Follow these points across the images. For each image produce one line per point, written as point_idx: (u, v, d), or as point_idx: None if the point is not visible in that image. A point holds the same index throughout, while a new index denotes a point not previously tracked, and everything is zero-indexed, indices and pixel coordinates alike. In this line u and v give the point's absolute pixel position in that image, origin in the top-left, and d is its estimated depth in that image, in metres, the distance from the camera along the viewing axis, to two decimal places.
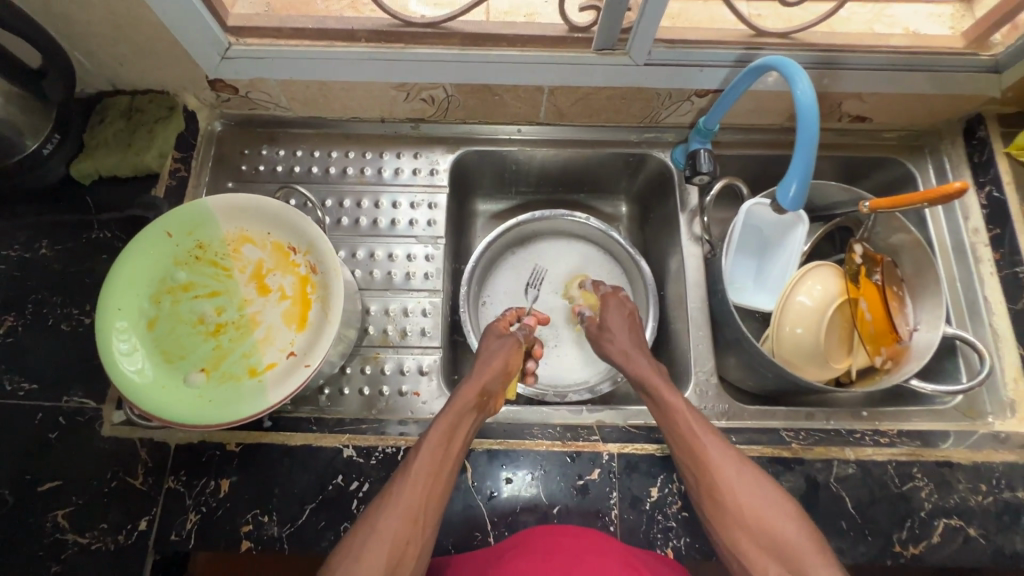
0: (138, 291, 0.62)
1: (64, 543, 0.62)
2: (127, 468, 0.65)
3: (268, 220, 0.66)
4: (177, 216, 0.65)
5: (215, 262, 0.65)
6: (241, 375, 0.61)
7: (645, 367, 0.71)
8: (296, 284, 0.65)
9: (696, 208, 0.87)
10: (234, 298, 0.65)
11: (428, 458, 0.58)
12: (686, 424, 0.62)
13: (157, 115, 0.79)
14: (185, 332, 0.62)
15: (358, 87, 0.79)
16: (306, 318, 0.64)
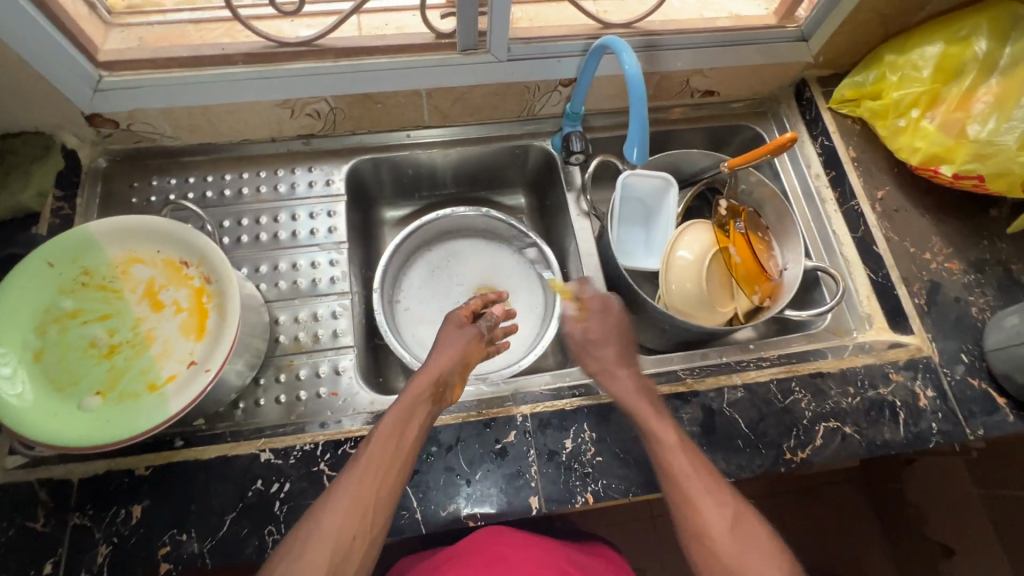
0: (20, 324, 0.61)
1: None
2: (25, 512, 0.62)
3: (157, 237, 0.67)
4: (58, 245, 0.64)
5: (103, 286, 0.65)
6: (140, 392, 0.61)
7: (630, 394, 0.70)
8: (190, 296, 0.66)
9: (581, 186, 0.94)
10: (128, 319, 0.65)
11: (382, 452, 0.60)
12: (676, 462, 0.62)
13: (31, 155, 0.78)
14: (75, 358, 0.62)
15: (242, 109, 0.82)
16: (205, 328, 0.65)
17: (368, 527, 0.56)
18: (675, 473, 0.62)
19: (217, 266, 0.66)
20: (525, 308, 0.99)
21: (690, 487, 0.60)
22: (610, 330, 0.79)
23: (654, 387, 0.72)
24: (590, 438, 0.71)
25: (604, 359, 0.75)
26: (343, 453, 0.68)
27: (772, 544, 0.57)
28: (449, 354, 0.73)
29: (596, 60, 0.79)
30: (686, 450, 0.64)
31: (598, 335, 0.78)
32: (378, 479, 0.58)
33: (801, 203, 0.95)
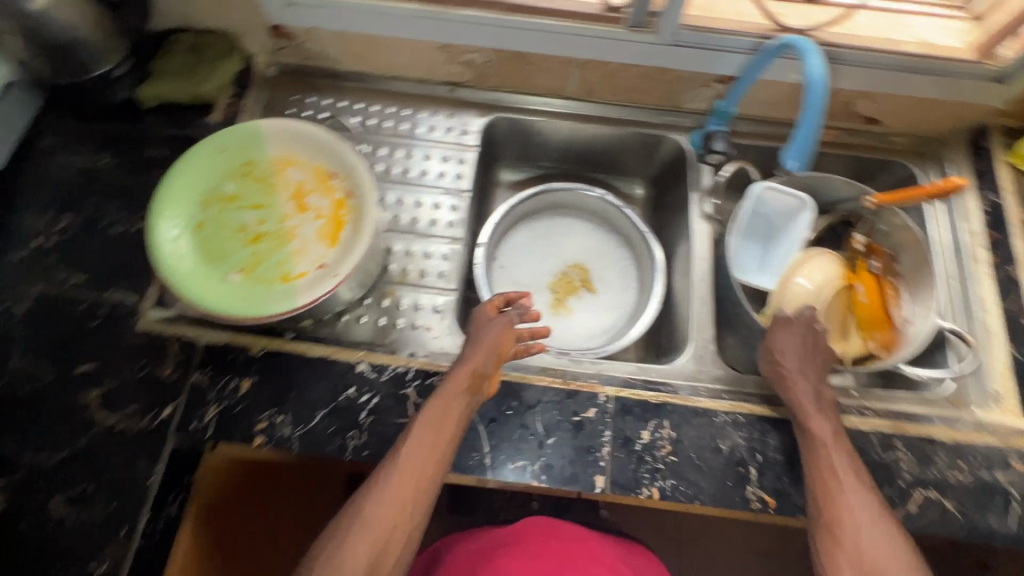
0: (191, 195, 0.69)
1: (92, 420, 0.67)
2: (157, 360, 0.70)
3: (315, 146, 0.72)
4: (232, 134, 0.71)
5: (261, 179, 0.71)
6: (274, 280, 0.67)
7: (802, 398, 0.69)
8: (331, 206, 0.71)
9: (708, 188, 0.91)
10: (275, 212, 0.71)
11: (421, 448, 0.61)
12: (833, 463, 0.65)
13: (220, 51, 0.86)
14: (227, 236, 0.68)
15: (406, 45, 0.86)
16: (339, 238, 0.69)
17: (407, 520, 0.59)
18: (825, 472, 0.64)
19: (362, 183, 0.70)
20: (615, 299, 0.99)
21: (837, 488, 0.63)
22: (810, 341, 0.73)
23: (833, 401, 0.70)
24: (668, 436, 0.70)
25: (791, 368, 0.71)
26: (431, 383, 0.71)
27: (909, 557, 0.58)
28: (488, 345, 0.68)
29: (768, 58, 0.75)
30: (844, 457, 0.65)
31: (791, 348, 0.72)
32: (418, 477, 0.60)
33: (950, 260, 0.85)
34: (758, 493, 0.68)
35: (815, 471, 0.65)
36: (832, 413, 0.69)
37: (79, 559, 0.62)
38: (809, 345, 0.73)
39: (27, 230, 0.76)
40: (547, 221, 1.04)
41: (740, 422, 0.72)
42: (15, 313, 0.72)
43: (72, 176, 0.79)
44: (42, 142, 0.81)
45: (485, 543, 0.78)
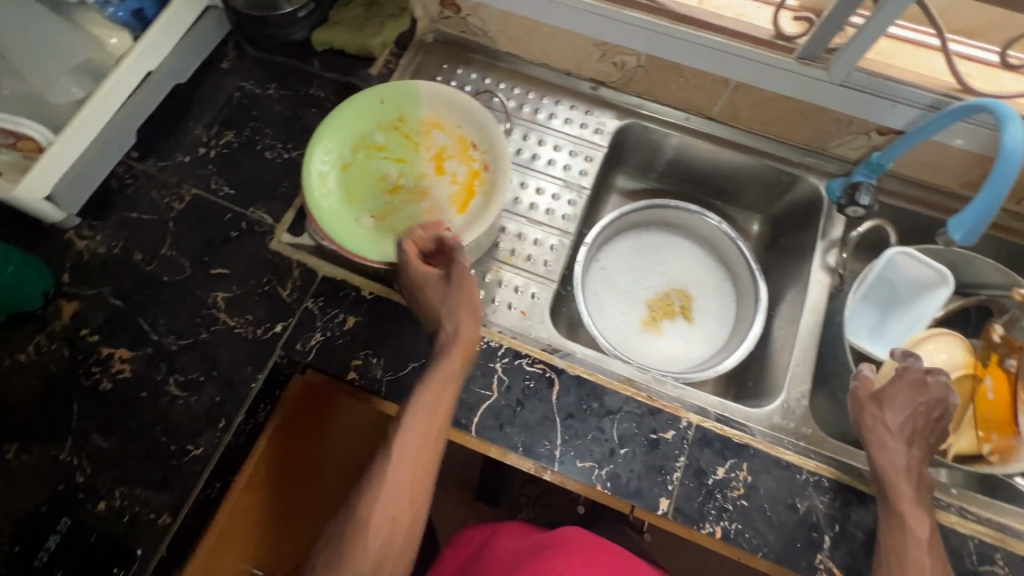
0: (346, 137, 0.74)
1: (216, 317, 0.74)
2: (279, 279, 0.76)
3: (464, 116, 0.75)
4: (394, 88, 0.75)
5: (409, 135, 0.75)
6: (402, 232, 0.71)
7: (894, 470, 0.65)
8: (467, 175, 0.74)
9: (837, 240, 0.87)
10: (415, 169, 0.74)
11: (416, 436, 0.63)
12: (919, 552, 0.61)
13: (390, 12, 0.91)
14: (369, 182, 0.73)
15: (564, 35, 0.87)
16: (468, 206, 0.72)
17: (406, 515, 0.62)
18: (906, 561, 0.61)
19: (501, 160, 0.73)
20: (706, 331, 0.97)
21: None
22: (929, 410, 0.67)
23: (931, 483, 0.66)
24: (743, 479, 0.68)
25: (895, 431, 0.66)
26: (518, 365, 0.72)
27: None
28: (446, 299, 0.67)
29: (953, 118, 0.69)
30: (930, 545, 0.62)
31: (902, 408, 0.67)
32: (417, 462, 0.63)
33: None
34: (827, 564, 0.65)
35: (894, 556, 0.62)
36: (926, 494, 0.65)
37: (179, 439, 0.69)
38: (922, 412, 0.67)
39: (194, 138, 0.84)
40: (654, 236, 1.03)
41: (824, 485, 0.68)
42: (171, 210, 0.80)
43: (240, 98, 0.86)
44: (222, 63, 0.89)
45: (531, 542, 0.83)
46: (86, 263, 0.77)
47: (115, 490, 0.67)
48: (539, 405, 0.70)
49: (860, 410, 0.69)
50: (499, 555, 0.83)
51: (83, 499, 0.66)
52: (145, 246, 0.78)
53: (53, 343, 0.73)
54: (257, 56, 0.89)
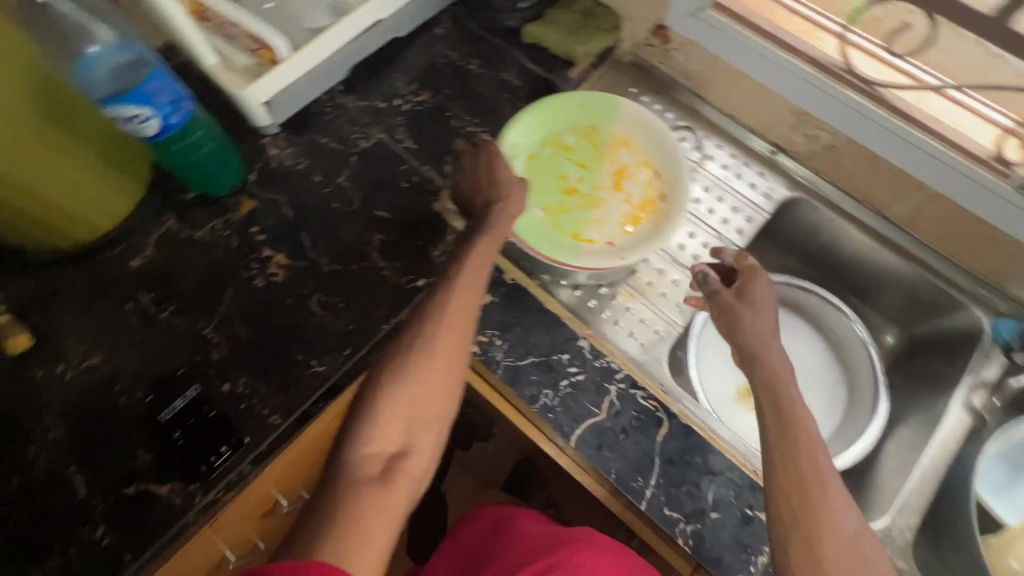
0: (541, 129, 0.80)
1: (368, 255, 0.78)
2: (433, 239, 0.79)
3: (653, 141, 0.80)
4: (598, 98, 0.80)
5: (596, 145, 0.81)
6: (567, 233, 0.76)
7: (787, 376, 0.66)
8: (641, 199, 0.78)
9: (987, 382, 0.81)
10: (593, 178, 0.80)
11: (458, 294, 0.61)
12: (815, 470, 0.59)
13: (602, 26, 0.93)
14: (550, 177, 0.80)
15: (766, 94, 0.86)
16: (633, 228, 0.78)
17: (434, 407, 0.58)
18: (789, 476, 0.58)
19: (679, 195, 0.77)
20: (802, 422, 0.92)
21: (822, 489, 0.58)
22: (766, 297, 0.74)
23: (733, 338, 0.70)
24: None
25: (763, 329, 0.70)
26: (632, 394, 0.71)
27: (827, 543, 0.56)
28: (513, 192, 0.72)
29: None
30: (812, 447, 0.60)
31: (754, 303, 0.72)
32: (461, 317, 0.60)
33: None
34: None
35: (776, 470, 0.59)
36: (774, 374, 0.65)
37: (307, 352, 0.73)
38: (769, 303, 0.73)
39: (393, 89, 0.90)
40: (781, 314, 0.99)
41: None
42: (356, 146, 0.86)
43: (443, 65, 0.91)
44: (436, 29, 0.94)
45: (548, 532, 0.80)
46: (272, 170, 0.84)
47: (240, 378, 0.72)
48: (642, 440, 0.70)
49: (735, 312, 0.72)
50: (518, 541, 0.80)
51: (212, 376, 0.72)
52: (325, 172, 0.84)
53: (227, 231, 0.80)
54: (468, 32, 0.94)
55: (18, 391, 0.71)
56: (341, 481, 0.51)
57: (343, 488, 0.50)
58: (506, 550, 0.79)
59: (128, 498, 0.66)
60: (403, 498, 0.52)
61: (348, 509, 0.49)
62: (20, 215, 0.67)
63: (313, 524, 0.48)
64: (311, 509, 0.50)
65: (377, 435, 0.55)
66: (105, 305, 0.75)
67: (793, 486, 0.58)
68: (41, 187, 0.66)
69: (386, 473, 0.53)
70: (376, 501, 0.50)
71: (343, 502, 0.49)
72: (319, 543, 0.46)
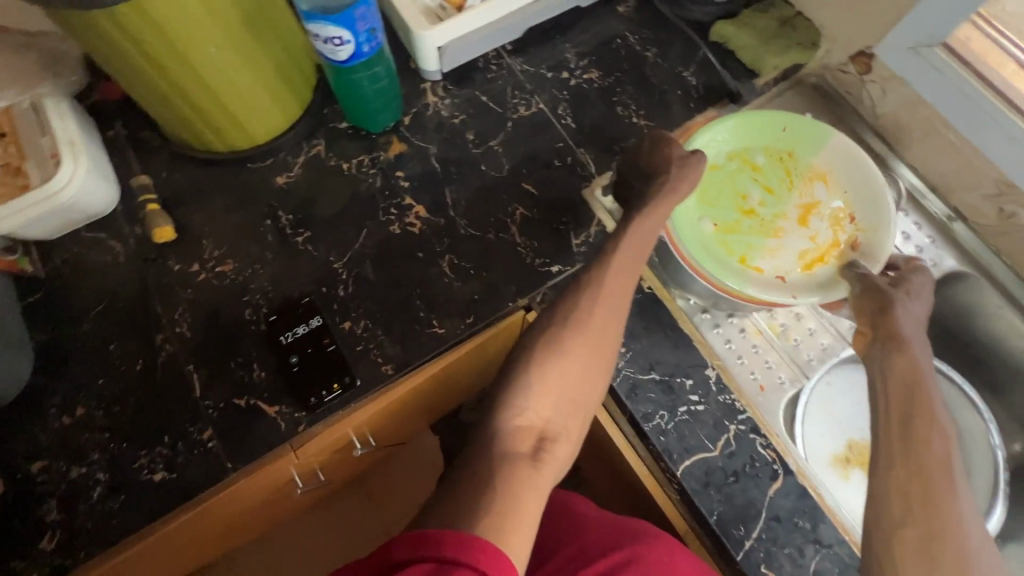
0: (734, 141, 0.79)
1: (506, 227, 0.76)
2: (576, 226, 0.76)
3: (856, 183, 0.77)
4: (807, 123, 0.78)
5: (789, 173, 0.79)
6: (737, 255, 0.76)
7: (922, 366, 0.63)
8: (827, 240, 0.76)
9: None
10: (778, 205, 0.79)
11: (607, 289, 0.62)
12: (939, 460, 0.57)
13: (800, 40, 0.85)
14: (730, 192, 0.79)
15: (969, 155, 0.77)
16: (811, 266, 0.76)
17: (582, 390, 0.59)
18: (904, 482, 0.56)
19: (874, 245, 0.74)
20: None
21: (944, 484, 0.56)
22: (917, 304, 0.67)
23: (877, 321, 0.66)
24: None
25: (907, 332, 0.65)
26: (751, 439, 0.68)
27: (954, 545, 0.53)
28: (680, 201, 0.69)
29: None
30: (937, 461, 0.57)
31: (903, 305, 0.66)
32: (608, 313, 0.62)
33: None
34: None
35: (893, 478, 0.57)
36: (913, 382, 0.61)
37: (430, 310, 0.72)
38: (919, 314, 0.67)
39: (562, 59, 0.85)
40: None
41: None
42: (514, 111, 0.82)
43: (619, 46, 0.86)
44: (619, 5, 0.88)
45: (610, 523, 0.70)
46: (427, 117, 0.82)
47: (361, 319, 0.71)
48: (753, 488, 0.66)
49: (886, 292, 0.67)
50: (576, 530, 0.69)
51: (335, 310, 0.72)
52: (479, 132, 0.81)
53: (373, 168, 0.79)
54: (653, 16, 0.87)
55: (155, 278, 0.73)
56: (495, 450, 0.53)
57: (497, 459, 0.52)
58: (561, 536, 0.69)
59: (237, 408, 0.68)
60: (550, 478, 0.54)
61: (504, 476, 0.50)
62: (193, 110, 0.69)
63: (464, 492, 0.49)
64: (460, 470, 0.52)
65: (526, 413, 0.56)
66: (246, 214, 0.76)
67: (913, 497, 0.55)
68: (212, 80, 0.65)
69: (536, 454, 0.54)
70: (530, 476, 0.51)
71: (498, 475, 0.50)
72: (474, 506, 0.47)
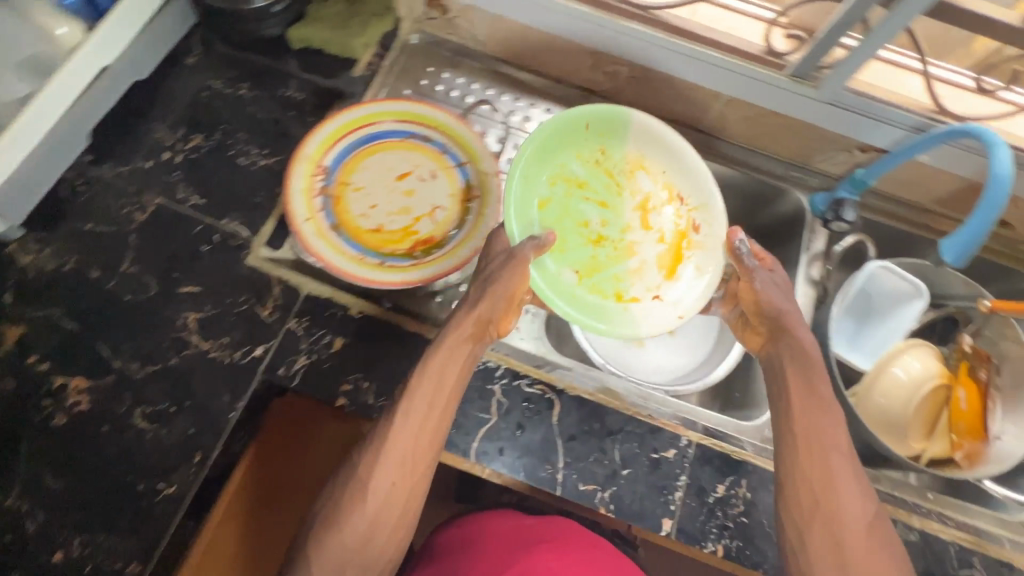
0: (545, 170, 0.76)
1: (187, 342, 0.67)
2: (259, 298, 0.70)
3: (669, 162, 0.76)
4: (600, 116, 0.75)
5: (612, 177, 0.78)
6: (611, 293, 0.74)
7: (812, 364, 0.66)
8: (673, 233, 0.77)
9: (820, 252, 0.89)
10: (619, 219, 0.78)
11: (418, 419, 0.60)
12: (839, 453, 0.61)
13: (374, 10, 0.86)
14: (574, 228, 0.76)
15: (555, 42, 0.85)
16: (674, 272, 0.75)
17: (380, 547, 0.57)
18: (811, 472, 0.60)
19: (710, 220, 0.75)
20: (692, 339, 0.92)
21: (842, 480, 0.59)
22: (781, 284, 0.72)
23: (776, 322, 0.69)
24: (742, 496, 0.68)
25: (780, 312, 0.69)
26: (517, 386, 0.70)
27: (858, 532, 0.58)
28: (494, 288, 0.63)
29: (1004, 194, 0.62)
30: (834, 443, 0.61)
31: (767, 289, 0.70)
32: (411, 447, 0.59)
33: None
34: None
35: (794, 471, 0.61)
36: (809, 378, 0.65)
37: (148, 477, 0.62)
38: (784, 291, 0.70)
39: (156, 140, 0.77)
40: None
41: None
42: (131, 221, 0.73)
43: (209, 98, 0.80)
44: (187, 58, 0.81)
45: (521, 525, 0.78)
46: (31, 280, 0.69)
47: (74, 538, 0.60)
48: (540, 427, 0.68)
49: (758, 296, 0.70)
50: (485, 538, 0.76)
51: (36, 548, 0.59)
52: (103, 264, 0.70)
53: None
54: (227, 52, 0.82)
55: None
56: None
57: None
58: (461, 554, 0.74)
59: None
60: None
61: None
62: None
63: None
64: None
65: None
66: None
67: (815, 490, 0.59)
68: None
69: None
70: None
71: None
72: None
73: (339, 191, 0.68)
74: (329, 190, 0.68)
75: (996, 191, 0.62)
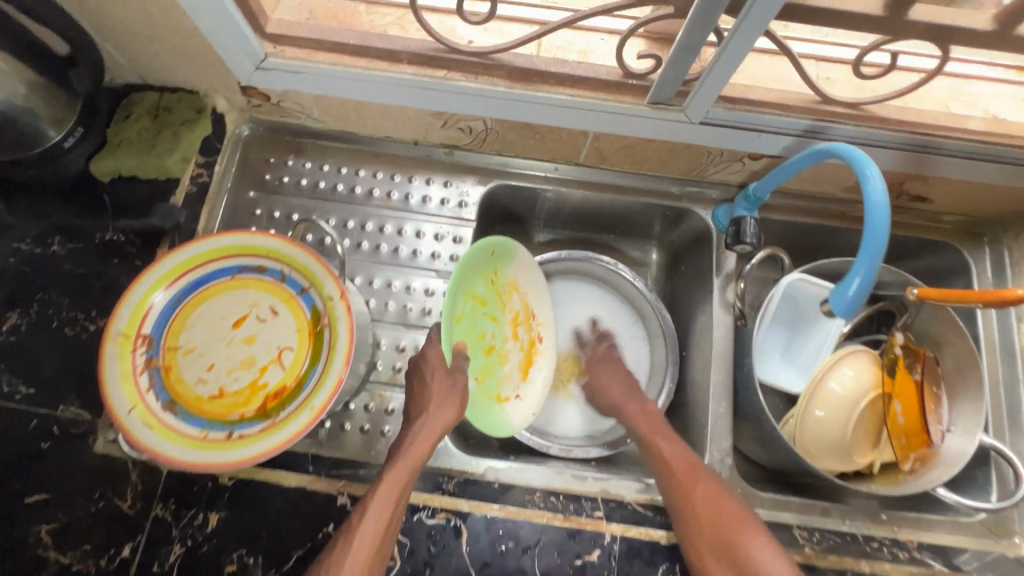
0: (461, 287, 0.70)
1: (44, 561, 0.60)
2: (117, 489, 0.63)
3: (537, 285, 0.80)
4: (502, 244, 0.74)
5: (500, 292, 0.76)
6: (492, 398, 0.75)
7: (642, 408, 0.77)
8: (528, 342, 0.80)
9: (732, 273, 0.82)
10: (501, 331, 0.77)
11: (373, 538, 0.57)
12: (678, 461, 0.69)
13: (184, 116, 0.75)
14: (474, 342, 0.74)
15: (394, 110, 0.75)
16: (527, 372, 0.79)
17: None
18: (694, 494, 0.65)
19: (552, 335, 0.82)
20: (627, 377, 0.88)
21: (686, 482, 0.66)
22: (622, 377, 0.82)
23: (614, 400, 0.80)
24: None
25: (618, 397, 0.79)
26: (418, 520, 0.64)
27: (717, 517, 0.63)
28: (441, 401, 0.67)
29: (885, 223, 0.54)
30: (676, 453, 0.70)
31: (603, 379, 0.82)
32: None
33: (994, 361, 0.80)
34: None
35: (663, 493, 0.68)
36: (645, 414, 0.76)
37: None
38: (621, 382, 0.81)
39: None
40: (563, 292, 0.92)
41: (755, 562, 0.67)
42: None
43: (17, 265, 0.70)
44: None
45: None
46: None
47: None
48: (450, 561, 0.63)
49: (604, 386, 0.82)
50: None
51: None
52: None
53: None
54: (29, 205, 0.72)
55: None
56: None
57: None
58: None
59: None
60: None
61: None
62: None
63: None
64: None
65: None
66: None
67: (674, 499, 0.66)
68: None
69: None
70: None
71: None
72: None
73: (170, 359, 0.61)
74: (156, 361, 0.60)
75: (875, 220, 0.53)
